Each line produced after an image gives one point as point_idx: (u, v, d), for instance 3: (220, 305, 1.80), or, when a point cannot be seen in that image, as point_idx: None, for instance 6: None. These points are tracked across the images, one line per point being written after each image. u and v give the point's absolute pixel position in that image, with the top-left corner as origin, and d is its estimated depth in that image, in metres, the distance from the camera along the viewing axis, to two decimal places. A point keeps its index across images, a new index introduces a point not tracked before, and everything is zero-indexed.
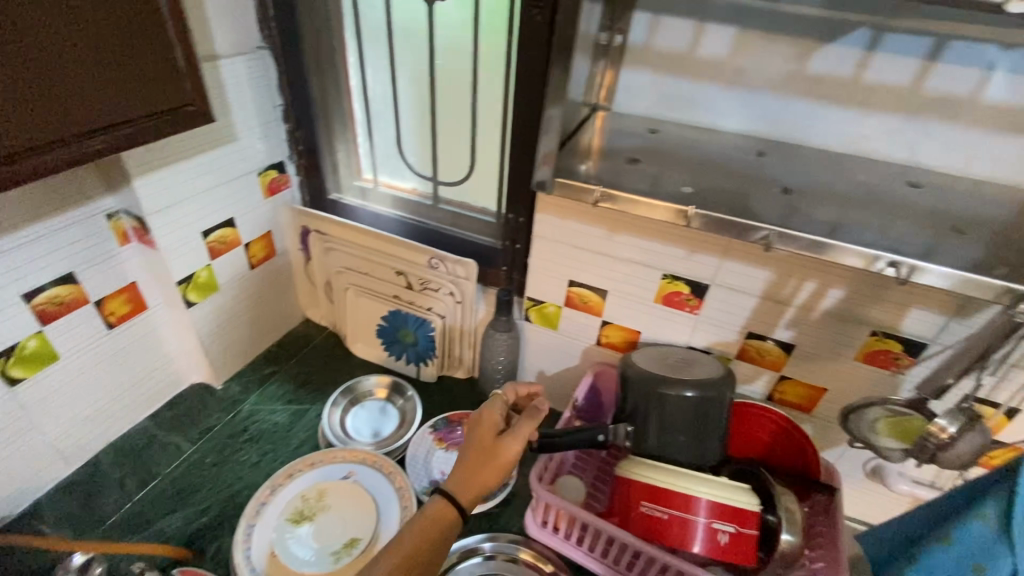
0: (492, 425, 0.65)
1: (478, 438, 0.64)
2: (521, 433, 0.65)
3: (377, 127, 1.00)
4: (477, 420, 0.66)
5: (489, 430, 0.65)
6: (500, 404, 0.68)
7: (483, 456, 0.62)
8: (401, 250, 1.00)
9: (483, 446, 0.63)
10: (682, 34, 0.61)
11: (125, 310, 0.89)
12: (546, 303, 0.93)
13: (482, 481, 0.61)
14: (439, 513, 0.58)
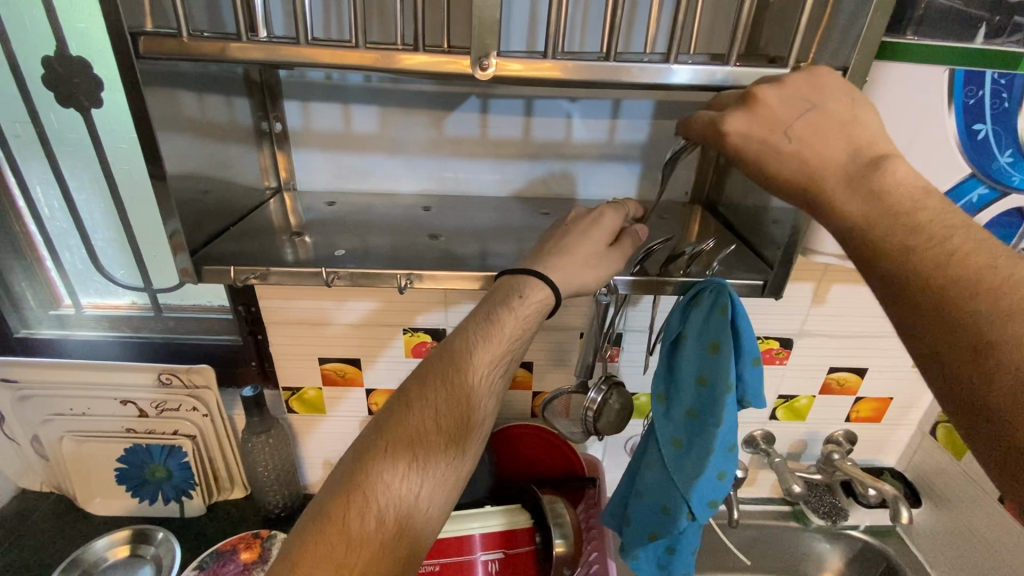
0: (605, 230, 0.56)
1: (582, 245, 0.54)
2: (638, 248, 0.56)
3: (66, 245, 0.88)
4: (592, 215, 0.57)
5: (602, 237, 0.55)
6: (621, 213, 0.58)
7: (589, 257, 0.54)
8: (119, 377, 0.87)
9: (595, 247, 0.54)
10: (334, 117, 0.68)
11: None
12: (305, 388, 0.89)
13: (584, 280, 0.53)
14: (531, 295, 0.53)
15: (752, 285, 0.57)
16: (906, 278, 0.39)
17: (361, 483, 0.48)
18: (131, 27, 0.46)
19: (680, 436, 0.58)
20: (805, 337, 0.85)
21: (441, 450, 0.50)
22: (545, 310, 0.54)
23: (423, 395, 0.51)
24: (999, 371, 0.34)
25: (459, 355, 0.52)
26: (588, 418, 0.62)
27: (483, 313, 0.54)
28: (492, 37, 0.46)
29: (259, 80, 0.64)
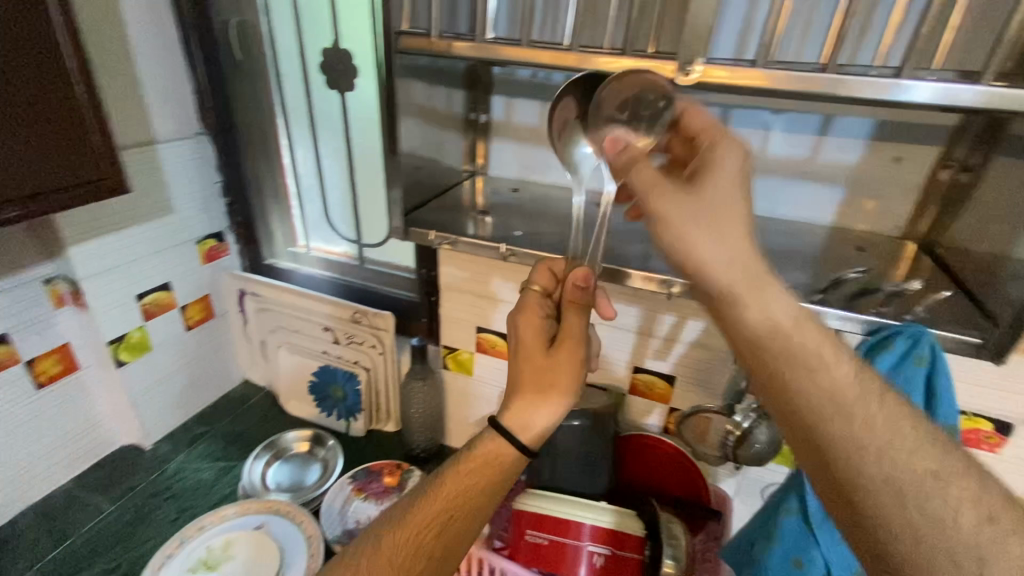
0: (533, 346, 0.55)
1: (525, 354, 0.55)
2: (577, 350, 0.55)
3: (308, 198, 1.12)
4: (514, 325, 0.57)
5: (538, 339, 0.56)
6: (530, 324, 0.57)
7: (549, 357, 0.55)
8: (326, 309, 1.07)
9: (536, 368, 0.55)
10: (533, 113, 0.74)
11: (56, 369, 0.94)
12: (461, 350, 1.00)
13: (538, 408, 0.54)
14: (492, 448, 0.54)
15: (966, 342, 0.49)
16: (803, 419, 0.37)
17: (413, 522, 0.52)
18: (395, 26, 0.58)
19: (841, 488, 0.53)
20: None
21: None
22: (515, 446, 0.54)
23: (416, 518, 0.52)
24: (867, 511, 0.35)
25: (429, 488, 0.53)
26: (728, 444, 0.60)
27: (523, 354, 0.56)
28: (700, 45, 0.47)
29: (476, 75, 0.73)
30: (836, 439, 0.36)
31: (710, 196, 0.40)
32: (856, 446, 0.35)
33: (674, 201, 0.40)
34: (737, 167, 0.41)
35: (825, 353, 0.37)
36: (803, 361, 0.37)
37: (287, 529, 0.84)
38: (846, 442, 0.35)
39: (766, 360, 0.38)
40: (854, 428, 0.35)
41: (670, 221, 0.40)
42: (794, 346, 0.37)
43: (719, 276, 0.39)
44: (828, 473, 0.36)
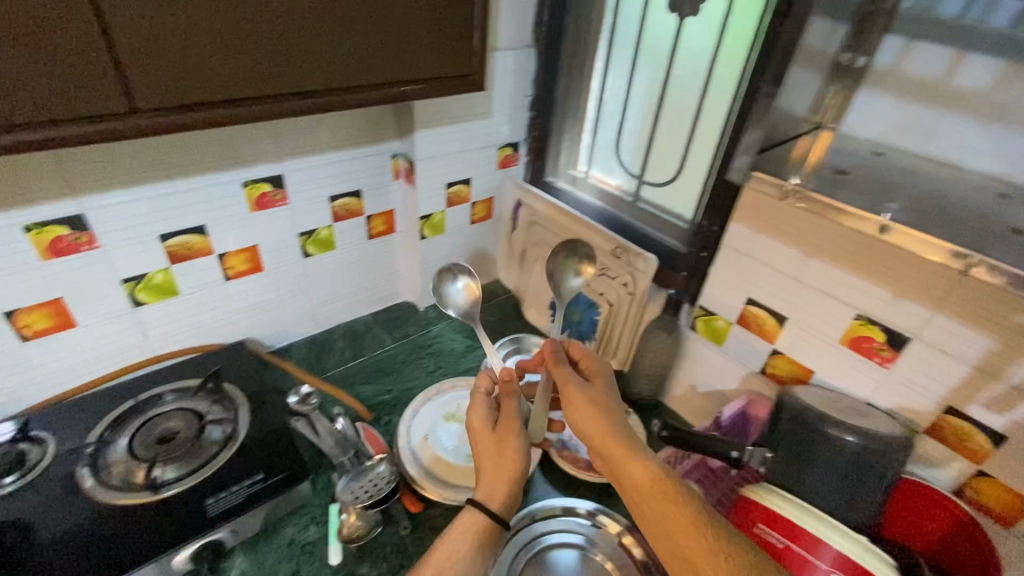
0: (484, 430, 0.74)
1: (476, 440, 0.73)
2: (504, 465, 0.70)
3: (604, 125, 1.13)
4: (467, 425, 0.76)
5: (484, 426, 0.74)
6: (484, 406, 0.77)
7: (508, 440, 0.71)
8: (591, 236, 1.10)
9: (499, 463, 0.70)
10: (938, 62, 0.75)
11: (382, 228, 1.15)
12: (718, 316, 0.93)
13: (502, 483, 0.68)
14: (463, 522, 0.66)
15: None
16: (645, 507, 0.61)
17: (444, 544, 0.63)
18: None
19: None
20: None
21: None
22: (485, 514, 0.66)
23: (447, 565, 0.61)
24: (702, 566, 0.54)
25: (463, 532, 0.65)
26: None
27: (485, 433, 0.73)
28: None
29: None
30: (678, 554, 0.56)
31: (576, 400, 0.72)
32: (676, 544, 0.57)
33: (576, 394, 0.73)
34: (590, 398, 0.72)
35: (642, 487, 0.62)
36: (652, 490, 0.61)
37: None
38: (664, 514, 0.59)
39: (619, 464, 0.65)
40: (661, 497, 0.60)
41: (572, 406, 0.72)
42: (623, 470, 0.65)
43: (575, 408, 0.72)
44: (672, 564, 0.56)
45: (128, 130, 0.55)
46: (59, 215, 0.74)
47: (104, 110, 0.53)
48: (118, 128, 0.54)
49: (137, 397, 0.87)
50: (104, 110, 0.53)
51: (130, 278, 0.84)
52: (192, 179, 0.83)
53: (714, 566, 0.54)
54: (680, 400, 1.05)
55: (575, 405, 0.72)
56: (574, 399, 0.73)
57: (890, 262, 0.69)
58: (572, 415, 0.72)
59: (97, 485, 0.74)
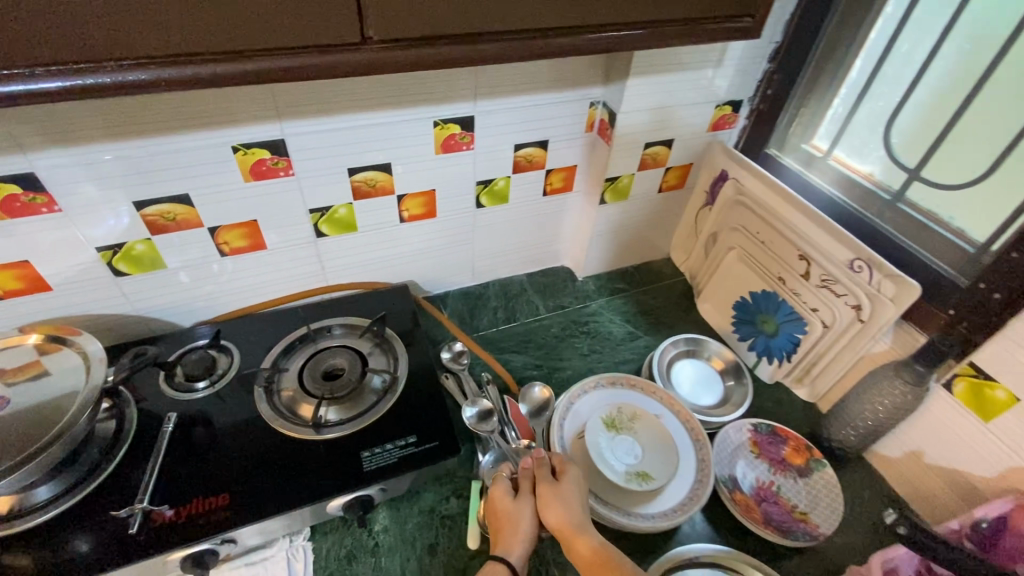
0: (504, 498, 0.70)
1: (494, 508, 0.69)
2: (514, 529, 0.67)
3: (875, 94, 0.86)
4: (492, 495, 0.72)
5: (501, 497, 0.71)
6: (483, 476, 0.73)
7: (509, 522, 0.67)
8: (819, 236, 0.87)
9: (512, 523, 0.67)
10: None
11: (558, 185, 1.02)
12: (998, 383, 0.69)
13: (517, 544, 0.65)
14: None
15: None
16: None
17: None
18: None
19: None
20: None
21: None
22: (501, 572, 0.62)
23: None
24: None
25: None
26: None
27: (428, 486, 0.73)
28: None
29: None
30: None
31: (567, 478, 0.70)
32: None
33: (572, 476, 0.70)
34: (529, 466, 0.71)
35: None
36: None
37: (688, 444, 0.79)
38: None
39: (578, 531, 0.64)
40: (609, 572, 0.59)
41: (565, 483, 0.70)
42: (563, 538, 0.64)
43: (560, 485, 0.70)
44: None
45: (255, 76, 0.45)
46: (263, 137, 0.71)
47: (216, 51, 0.43)
48: (233, 73, 0.44)
49: (308, 325, 0.88)
50: (217, 50, 0.43)
51: (316, 209, 0.83)
52: (387, 112, 0.76)
53: None
54: (892, 463, 0.84)
55: (546, 504, 0.67)
56: (547, 501, 0.67)
57: None
58: (546, 513, 0.66)
59: (269, 411, 0.76)
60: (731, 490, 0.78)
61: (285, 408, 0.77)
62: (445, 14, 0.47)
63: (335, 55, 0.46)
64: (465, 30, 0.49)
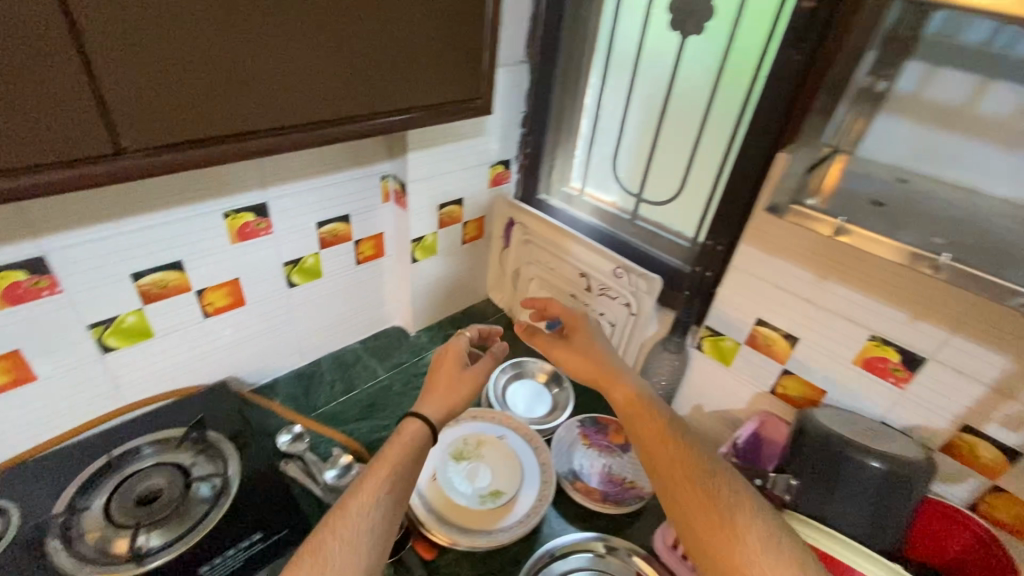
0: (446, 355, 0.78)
1: (439, 362, 0.77)
2: (460, 381, 0.75)
3: (600, 141, 1.09)
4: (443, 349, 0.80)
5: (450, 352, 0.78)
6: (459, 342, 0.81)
7: (443, 378, 0.74)
8: (590, 255, 1.07)
9: (448, 376, 0.75)
10: (962, 88, 0.61)
11: (370, 253, 1.08)
12: (726, 336, 0.92)
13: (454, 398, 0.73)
14: (408, 430, 0.66)
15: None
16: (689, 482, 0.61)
17: (350, 496, 0.58)
18: None
19: None
20: None
21: (359, 530, 0.55)
22: (421, 428, 0.66)
23: (356, 487, 0.59)
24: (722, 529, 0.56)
25: (385, 447, 0.64)
26: None
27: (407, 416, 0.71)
28: None
29: (902, 36, 0.60)
30: (695, 507, 0.59)
31: (541, 343, 0.83)
32: (721, 506, 0.58)
33: (586, 338, 0.82)
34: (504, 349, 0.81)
35: (679, 457, 0.63)
36: (688, 463, 0.62)
37: (530, 453, 0.89)
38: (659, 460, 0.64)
39: (613, 377, 0.74)
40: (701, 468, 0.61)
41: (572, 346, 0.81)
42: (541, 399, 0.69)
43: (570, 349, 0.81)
44: (705, 542, 0.57)
45: None
46: (14, 258, 0.65)
47: None
48: None
49: (110, 453, 0.78)
50: None
51: (96, 323, 0.76)
52: (167, 212, 0.75)
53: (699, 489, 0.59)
54: (687, 420, 1.03)
55: (576, 363, 0.79)
56: (567, 355, 0.80)
57: (898, 288, 0.70)
58: (571, 367, 0.79)
59: (69, 562, 0.65)
60: (573, 483, 0.88)
61: (91, 552, 0.67)
62: (190, 112, 0.54)
63: (84, 168, 0.50)
64: (201, 134, 0.55)
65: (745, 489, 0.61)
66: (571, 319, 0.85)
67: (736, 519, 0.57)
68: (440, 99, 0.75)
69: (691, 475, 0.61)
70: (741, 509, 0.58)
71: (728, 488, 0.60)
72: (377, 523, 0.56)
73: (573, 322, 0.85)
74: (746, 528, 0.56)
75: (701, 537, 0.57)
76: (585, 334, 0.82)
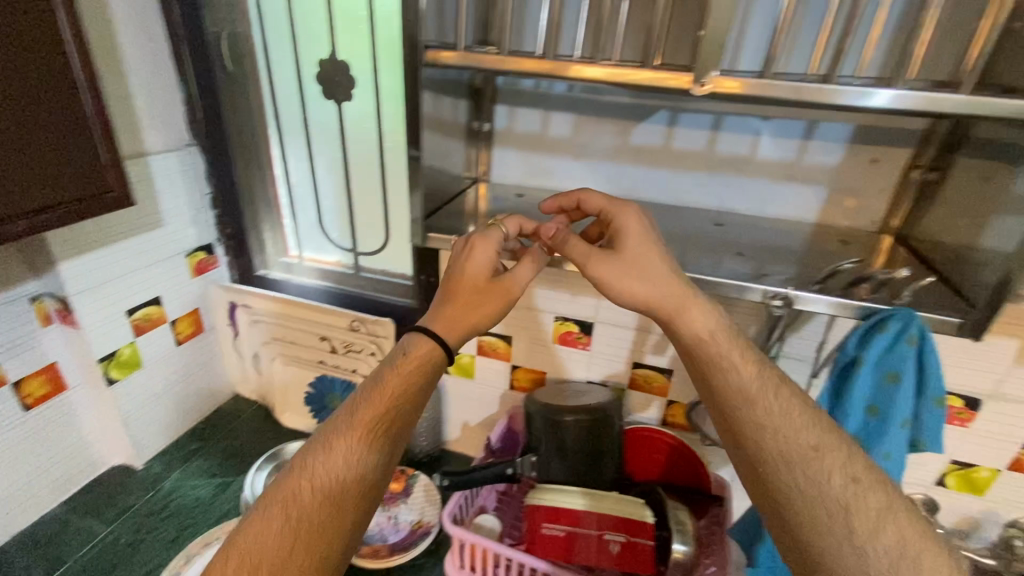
0: (474, 274, 0.63)
1: (461, 283, 0.63)
2: (503, 292, 0.63)
3: (301, 207, 1.10)
4: (463, 258, 0.64)
5: (481, 269, 0.63)
6: (489, 245, 0.64)
7: (475, 299, 0.63)
8: (322, 317, 1.07)
9: (472, 295, 0.63)
10: (533, 120, 0.77)
11: (42, 391, 0.89)
12: (460, 353, 1.01)
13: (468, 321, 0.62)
14: (412, 354, 0.60)
15: (947, 322, 0.54)
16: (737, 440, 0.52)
17: (303, 464, 0.53)
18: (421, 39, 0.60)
19: (889, 451, 0.53)
20: (1000, 401, 0.74)
21: (310, 499, 0.51)
22: (429, 342, 0.60)
23: (326, 436, 0.55)
24: (751, 453, 0.51)
25: (381, 373, 0.59)
26: None
27: (371, 378, 0.59)
28: (714, 59, 0.46)
29: (480, 87, 0.76)
30: (784, 451, 0.49)
31: (619, 214, 0.61)
32: (821, 446, 0.50)
33: (630, 221, 0.60)
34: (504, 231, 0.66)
35: (741, 384, 0.53)
36: (769, 381, 0.53)
37: None
38: (752, 410, 0.52)
39: (676, 304, 0.56)
40: (758, 416, 0.51)
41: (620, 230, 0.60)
42: (630, 288, 0.57)
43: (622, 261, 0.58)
44: (794, 494, 0.48)
45: None
46: None
47: None
48: None
49: None
50: None
51: None
52: None
53: (764, 423, 0.51)
54: (460, 440, 1.10)
55: (612, 270, 0.58)
56: (622, 243, 0.59)
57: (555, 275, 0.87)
58: (617, 283, 0.57)
59: None
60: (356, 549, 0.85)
61: None
62: None
63: None
64: None
65: (830, 420, 0.52)
66: (603, 212, 0.63)
67: (831, 468, 0.48)
68: (46, 203, 0.66)
69: (779, 411, 0.51)
70: (849, 457, 0.48)
71: (819, 430, 0.50)
72: (376, 465, 0.54)
73: (601, 215, 0.64)
74: (830, 473, 0.48)
75: (788, 489, 0.48)
76: (620, 224, 0.60)
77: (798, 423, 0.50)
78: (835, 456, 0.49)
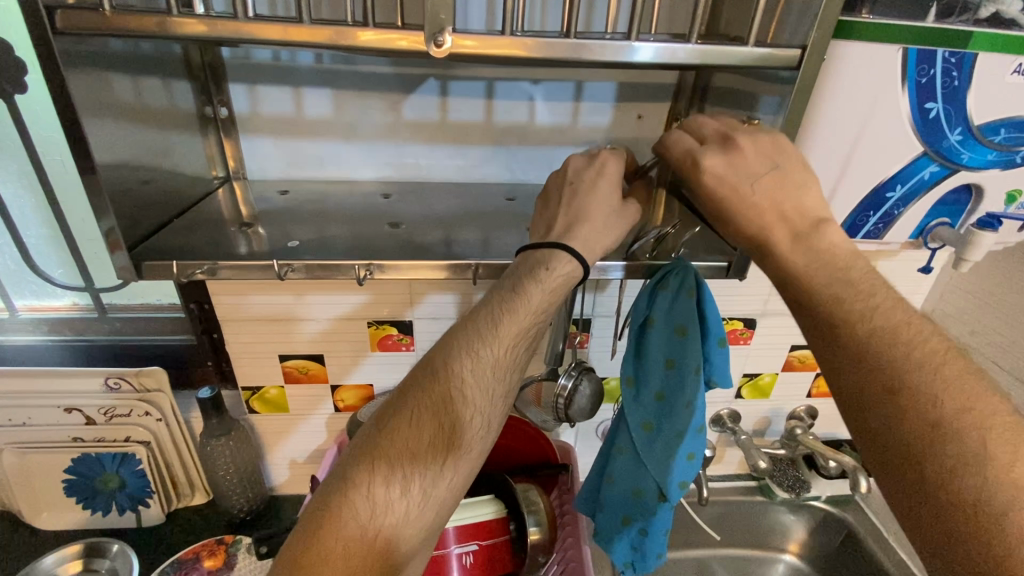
0: (495, 319, 0.48)
1: (535, 277, 0.50)
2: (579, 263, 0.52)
3: None
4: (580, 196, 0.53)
5: (503, 302, 0.49)
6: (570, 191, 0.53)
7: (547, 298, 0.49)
8: (60, 382, 0.81)
9: (481, 346, 0.48)
10: (284, 100, 0.64)
11: None
12: (266, 386, 0.85)
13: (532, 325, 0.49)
14: (558, 272, 0.50)
15: (717, 267, 0.55)
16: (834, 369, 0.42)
17: (364, 470, 0.44)
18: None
19: (650, 418, 0.57)
20: (770, 317, 0.85)
21: (428, 454, 0.45)
22: (539, 303, 0.49)
23: (434, 388, 0.47)
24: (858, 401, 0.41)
25: (518, 284, 0.49)
26: (558, 405, 0.64)
27: (479, 320, 0.49)
28: (447, 11, 0.41)
29: (201, 62, 0.60)
30: (851, 368, 0.41)
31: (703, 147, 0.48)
32: (904, 345, 0.40)
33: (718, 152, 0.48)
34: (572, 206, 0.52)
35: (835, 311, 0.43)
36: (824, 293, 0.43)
37: None
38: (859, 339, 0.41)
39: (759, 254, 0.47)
40: (858, 339, 0.41)
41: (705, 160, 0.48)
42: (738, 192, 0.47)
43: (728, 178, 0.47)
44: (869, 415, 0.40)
45: None
46: None
47: None
48: None
49: None
50: None
51: None
52: None
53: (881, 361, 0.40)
54: (291, 480, 0.96)
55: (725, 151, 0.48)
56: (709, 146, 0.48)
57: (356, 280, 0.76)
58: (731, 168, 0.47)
59: None
60: None
61: None
62: None
63: None
64: None
65: (915, 313, 0.42)
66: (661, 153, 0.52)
67: (907, 371, 0.39)
68: None
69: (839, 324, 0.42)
70: (923, 363, 0.39)
71: (899, 326, 0.41)
72: (495, 406, 0.49)
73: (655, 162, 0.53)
74: (938, 398, 0.38)
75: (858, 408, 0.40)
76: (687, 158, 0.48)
77: (923, 348, 0.40)
78: (954, 375, 0.39)
